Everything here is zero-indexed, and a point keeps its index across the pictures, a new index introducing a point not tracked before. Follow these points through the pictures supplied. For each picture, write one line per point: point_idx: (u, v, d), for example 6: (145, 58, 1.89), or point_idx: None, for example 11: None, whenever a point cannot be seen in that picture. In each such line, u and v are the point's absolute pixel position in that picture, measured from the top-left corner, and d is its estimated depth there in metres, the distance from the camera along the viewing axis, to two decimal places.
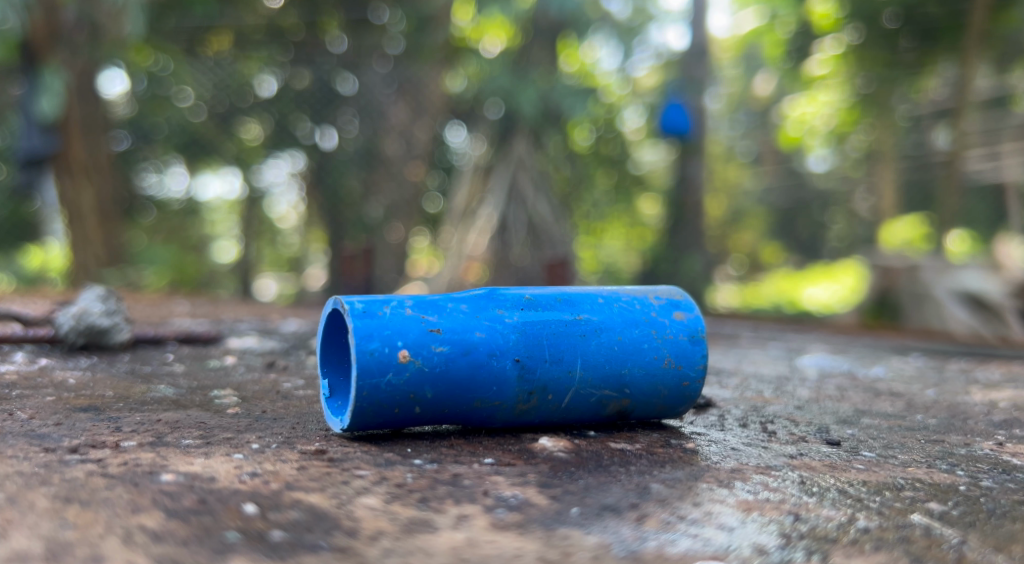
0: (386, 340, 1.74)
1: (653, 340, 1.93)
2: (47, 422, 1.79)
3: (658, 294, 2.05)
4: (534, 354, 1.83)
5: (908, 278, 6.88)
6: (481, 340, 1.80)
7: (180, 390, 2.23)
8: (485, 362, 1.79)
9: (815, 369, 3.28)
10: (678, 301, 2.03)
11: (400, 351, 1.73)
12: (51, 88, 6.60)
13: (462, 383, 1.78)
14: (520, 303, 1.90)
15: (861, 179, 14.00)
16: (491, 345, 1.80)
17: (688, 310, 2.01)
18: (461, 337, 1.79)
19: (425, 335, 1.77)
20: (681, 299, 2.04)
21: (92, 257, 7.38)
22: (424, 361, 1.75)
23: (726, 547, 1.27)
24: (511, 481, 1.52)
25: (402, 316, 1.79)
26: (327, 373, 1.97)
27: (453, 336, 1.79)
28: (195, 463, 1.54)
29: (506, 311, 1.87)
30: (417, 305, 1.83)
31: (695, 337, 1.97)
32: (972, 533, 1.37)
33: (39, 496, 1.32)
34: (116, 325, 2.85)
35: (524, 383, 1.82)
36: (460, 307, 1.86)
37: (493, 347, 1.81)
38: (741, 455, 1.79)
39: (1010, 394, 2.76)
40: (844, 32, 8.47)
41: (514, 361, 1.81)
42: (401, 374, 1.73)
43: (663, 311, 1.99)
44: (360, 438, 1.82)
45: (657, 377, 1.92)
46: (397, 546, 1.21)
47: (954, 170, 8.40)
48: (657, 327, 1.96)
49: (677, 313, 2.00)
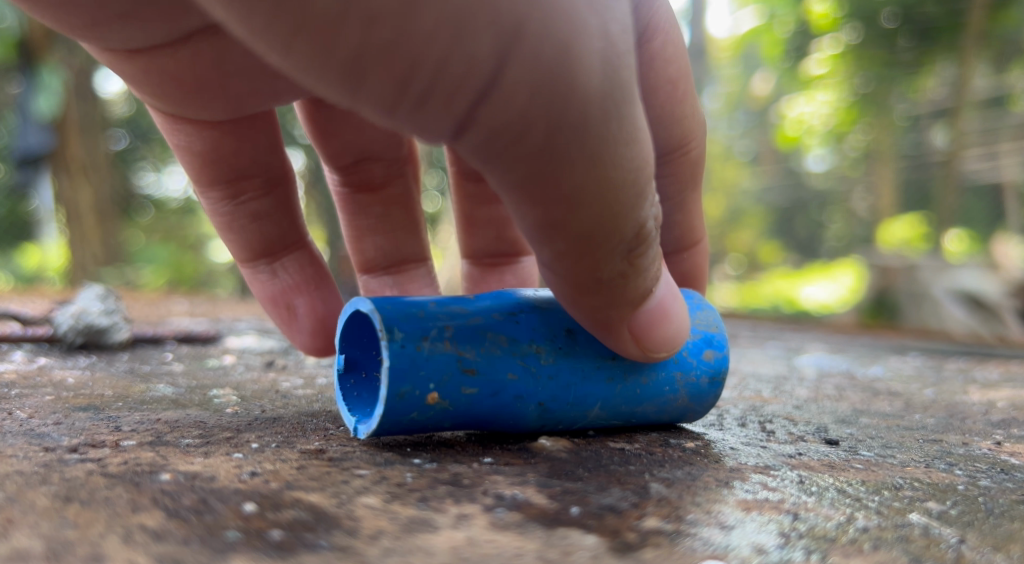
0: (416, 379, 1.57)
1: (674, 381, 1.82)
2: (46, 421, 1.77)
3: (693, 323, 1.91)
4: (560, 398, 1.70)
5: (906, 278, 6.97)
6: (512, 383, 1.66)
7: (179, 389, 2.17)
8: (509, 404, 1.67)
9: (813, 369, 3.27)
10: (711, 337, 1.90)
11: (430, 394, 1.58)
12: (49, 87, 6.63)
13: (482, 418, 1.66)
14: (559, 334, 1.73)
15: (859, 179, 14.06)
16: (521, 388, 1.67)
17: (719, 349, 1.90)
18: (493, 378, 1.64)
19: (459, 375, 1.61)
20: (716, 332, 1.91)
21: (90, 256, 7.24)
22: (452, 402, 1.61)
23: (726, 546, 1.28)
24: (510, 481, 1.50)
25: (439, 353, 1.60)
26: (345, 348, 1.83)
27: (486, 378, 1.63)
28: (195, 462, 1.52)
29: (543, 350, 1.70)
30: (457, 335, 1.63)
31: (716, 379, 1.87)
32: (970, 532, 1.39)
33: (39, 495, 1.33)
34: (114, 324, 2.82)
35: (541, 417, 1.71)
36: (498, 338, 1.67)
37: (522, 389, 1.67)
38: (740, 455, 1.76)
39: (1008, 395, 2.75)
40: (843, 32, 8.61)
41: (538, 404, 1.69)
42: (427, 412, 1.60)
43: (694, 349, 1.86)
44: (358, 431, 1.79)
45: (665, 411, 1.85)
46: (397, 546, 1.22)
47: (952, 170, 8.43)
48: (684, 367, 1.83)
49: (708, 352, 1.87)
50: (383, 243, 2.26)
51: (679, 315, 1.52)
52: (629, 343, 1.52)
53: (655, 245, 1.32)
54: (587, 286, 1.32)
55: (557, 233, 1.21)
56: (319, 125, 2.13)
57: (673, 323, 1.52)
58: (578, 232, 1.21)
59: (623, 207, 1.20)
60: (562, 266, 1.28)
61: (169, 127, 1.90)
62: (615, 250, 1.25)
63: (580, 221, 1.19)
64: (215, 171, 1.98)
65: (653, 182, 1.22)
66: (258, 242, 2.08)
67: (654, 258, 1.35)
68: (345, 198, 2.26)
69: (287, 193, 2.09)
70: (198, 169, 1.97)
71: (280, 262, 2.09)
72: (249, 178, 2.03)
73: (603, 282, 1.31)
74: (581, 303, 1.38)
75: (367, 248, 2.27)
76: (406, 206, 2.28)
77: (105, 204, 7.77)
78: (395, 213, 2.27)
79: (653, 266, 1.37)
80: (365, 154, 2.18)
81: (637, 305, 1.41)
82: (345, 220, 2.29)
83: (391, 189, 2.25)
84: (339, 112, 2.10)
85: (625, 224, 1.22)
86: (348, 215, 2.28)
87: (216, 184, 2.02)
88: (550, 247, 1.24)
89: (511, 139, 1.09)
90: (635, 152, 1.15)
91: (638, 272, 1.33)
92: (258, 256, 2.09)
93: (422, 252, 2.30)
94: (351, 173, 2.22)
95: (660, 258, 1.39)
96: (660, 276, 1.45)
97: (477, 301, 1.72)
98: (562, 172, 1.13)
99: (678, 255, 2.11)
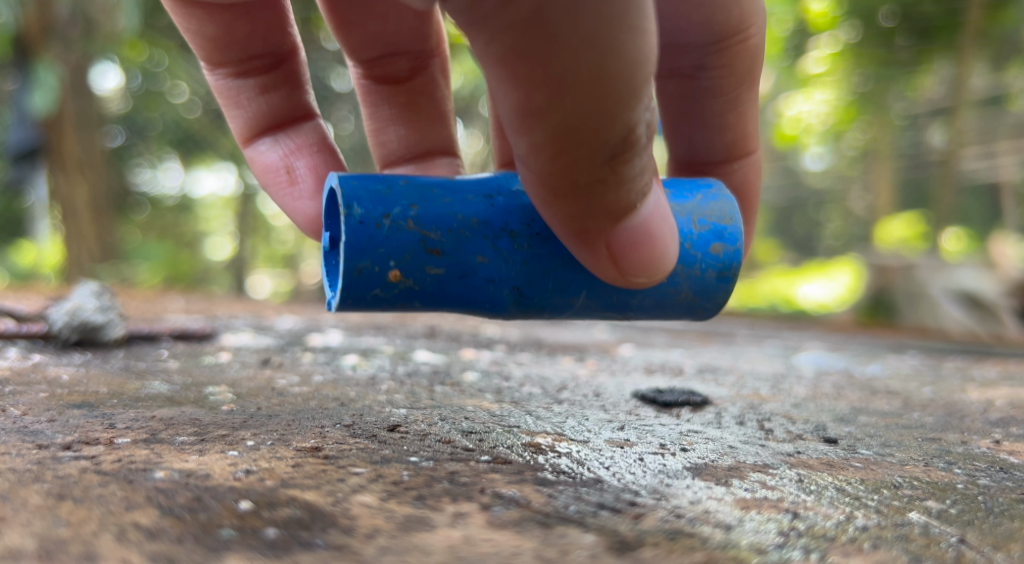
0: (375, 256, 1.48)
1: (674, 274, 1.67)
2: (41, 418, 1.74)
3: (705, 213, 1.71)
4: (535, 284, 1.60)
5: (903, 277, 6.97)
6: (483, 265, 1.56)
7: (174, 387, 2.12)
8: (481, 289, 1.57)
9: (811, 367, 3.26)
10: (723, 229, 1.71)
11: (391, 271, 1.49)
12: (44, 84, 6.43)
13: (453, 301, 1.57)
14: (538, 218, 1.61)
15: (857, 178, 14.12)
16: (493, 271, 1.57)
17: (731, 241, 1.71)
18: (462, 260, 1.54)
19: (422, 255, 1.51)
20: (728, 224, 1.71)
21: (85, 252, 7.32)
22: (418, 282, 1.52)
23: (725, 545, 1.28)
24: (508, 479, 1.48)
25: (401, 230, 1.50)
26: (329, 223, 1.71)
27: (456, 258, 1.54)
28: (190, 460, 1.50)
29: (518, 235, 1.59)
30: (424, 215, 1.53)
31: (725, 275, 1.70)
32: (970, 531, 1.38)
33: (33, 492, 1.32)
34: (110, 321, 2.78)
35: (518, 304, 1.61)
36: (470, 222, 1.56)
37: (494, 272, 1.57)
38: (739, 453, 1.73)
39: (1006, 393, 2.75)
40: (841, 30, 8.57)
41: (512, 288, 1.59)
42: (391, 290, 1.51)
43: (700, 240, 1.69)
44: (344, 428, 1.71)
45: (665, 308, 1.71)
46: (393, 545, 1.22)
47: (949, 170, 8.44)
48: (686, 261, 1.68)
49: (716, 245, 1.70)
50: (409, 138, 2.24)
51: (666, 238, 1.53)
52: (609, 266, 1.54)
53: (641, 154, 1.41)
54: (563, 188, 1.42)
55: (537, 116, 1.34)
56: (341, 16, 2.14)
57: (658, 252, 1.53)
58: (560, 120, 1.34)
59: (611, 101, 1.32)
60: (539, 158, 1.40)
61: (181, 12, 1.94)
62: (595, 149, 1.36)
63: (558, 102, 1.32)
64: (227, 54, 2.04)
65: (646, 83, 1.33)
66: (267, 117, 2.08)
67: (640, 168, 1.43)
68: (367, 90, 2.25)
69: (293, 68, 2.11)
70: (210, 54, 2.03)
71: (286, 131, 2.07)
72: (258, 58, 2.06)
73: (579, 184, 1.41)
74: (557, 207, 1.47)
75: (391, 140, 2.25)
76: (433, 100, 2.25)
77: (100, 200, 7.75)
78: (420, 104, 2.24)
79: (639, 180, 1.45)
80: (390, 43, 2.18)
81: (617, 219, 1.47)
82: (368, 118, 2.28)
83: (418, 81, 2.23)
84: (360, 1, 2.10)
85: (606, 119, 1.33)
86: (370, 108, 2.27)
87: (228, 64, 2.07)
88: (529, 135, 1.37)
89: (501, 6, 1.25)
90: (632, 45, 1.28)
91: (619, 181, 1.42)
92: (261, 133, 2.07)
93: (450, 142, 2.25)
94: (376, 67, 2.21)
95: (650, 174, 1.47)
96: (650, 195, 1.50)
97: (455, 180, 1.61)
98: (546, 47, 1.28)
99: (728, 165, 2.20)
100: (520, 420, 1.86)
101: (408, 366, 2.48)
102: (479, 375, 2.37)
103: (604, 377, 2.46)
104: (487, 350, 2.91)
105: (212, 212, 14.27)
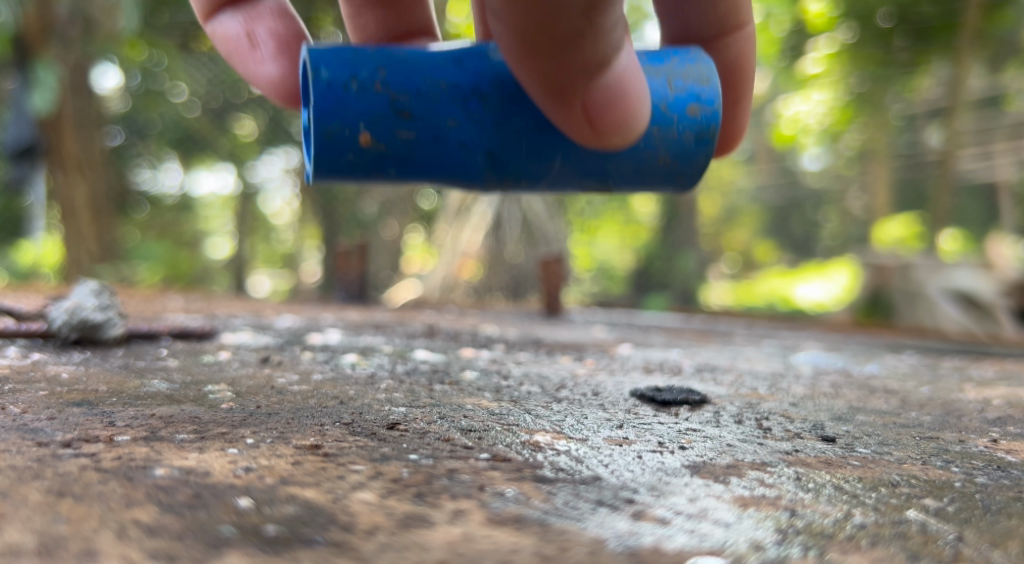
0: (344, 119, 1.54)
1: (652, 138, 1.66)
2: (40, 416, 1.74)
3: (684, 74, 1.69)
4: (509, 151, 1.62)
5: (899, 276, 6.93)
6: (452, 130, 1.59)
7: (174, 385, 2.12)
8: (454, 155, 1.60)
9: (810, 367, 3.27)
10: (703, 90, 1.69)
11: (361, 135, 1.55)
12: (44, 84, 6.44)
13: (425, 169, 1.61)
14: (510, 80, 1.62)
15: (855, 178, 14.15)
16: (462, 135, 1.59)
17: (710, 102, 1.69)
18: (430, 124, 1.58)
19: (389, 118, 1.56)
20: (708, 87, 1.69)
21: (85, 253, 7.26)
22: (388, 147, 1.57)
23: (723, 543, 1.29)
24: (507, 477, 1.49)
25: (367, 94, 1.54)
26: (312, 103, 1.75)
27: (423, 123, 1.57)
28: (190, 457, 1.50)
29: (487, 97, 1.60)
30: (392, 77, 1.56)
31: (704, 137, 1.69)
32: (968, 528, 1.39)
33: (33, 490, 1.33)
34: (109, 319, 2.76)
35: (493, 173, 1.63)
36: (439, 84, 1.59)
37: (465, 137, 1.60)
38: (737, 451, 1.73)
39: (1003, 392, 2.75)
40: (838, 31, 8.53)
41: (485, 154, 1.61)
42: (361, 156, 1.57)
43: (678, 102, 1.67)
44: (342, 426, 1.71)
45: (649, 176, 1.71)
46: (393, 541, 1.23)
47: (946, 170, 8.45)
48: (665, 124, 1.66)
49: (695, 106, 1.68)
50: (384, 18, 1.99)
51: (642, 96, 1.52)
52: (583, 127, 1.53)
53: (616, 2, 1.39)
54: (535, 40, 1.40)
55: None
56: None
57: (633, 109, 1.52)
58: None
59: None
60: (509, 8, 1.36)
61: None
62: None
63: None
64: None
65: None
66: None
67: (614, 20, 1.41)
68: None
69: None
70: None
71: None
72: None
73: (556, 38, 1.39)
74: (531, 64, 1.44)
75: (368, 23, 2.01)
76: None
77: (100, 200, 7.76)
78: None
79: (614, 28, 1.42)
80: None
81: (592, 75, 1.46)
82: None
83: None
84: None
85: None
86: None
87: None
88: None
89: None
90: None
91: (594, 31, 1.40)
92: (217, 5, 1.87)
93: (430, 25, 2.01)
94: None
95: (624, 23, 1.44)
96: (625, 47, 1.48)
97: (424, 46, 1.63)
98: None
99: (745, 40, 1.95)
100: (519, 418, 1.86)
101: (408, 364, 2.48)
102: (479, 373, 2.37)
103: (603, 376, 2.46)
104: (486, 349, 2.91)
105: (211, 211, 14.27)
